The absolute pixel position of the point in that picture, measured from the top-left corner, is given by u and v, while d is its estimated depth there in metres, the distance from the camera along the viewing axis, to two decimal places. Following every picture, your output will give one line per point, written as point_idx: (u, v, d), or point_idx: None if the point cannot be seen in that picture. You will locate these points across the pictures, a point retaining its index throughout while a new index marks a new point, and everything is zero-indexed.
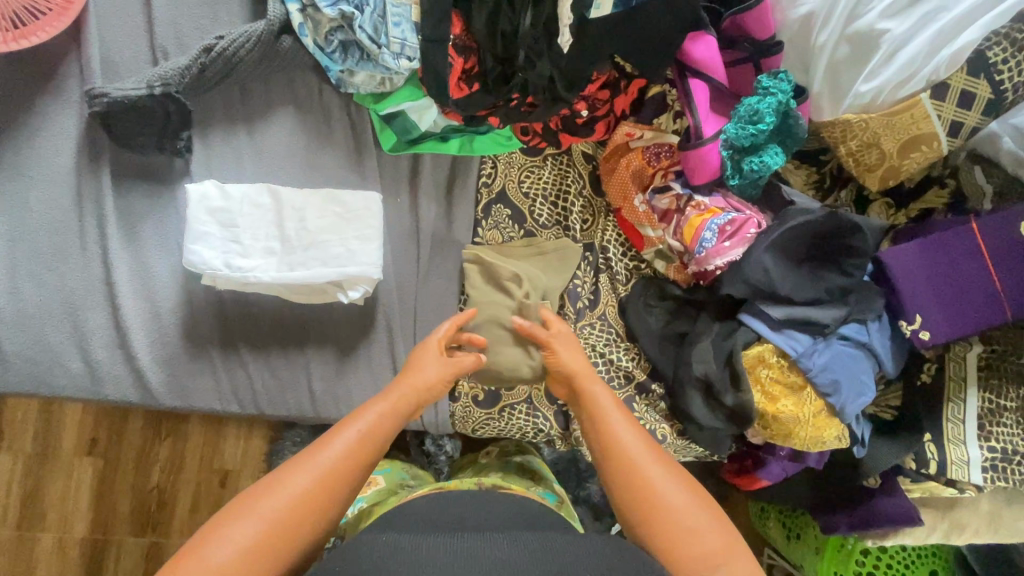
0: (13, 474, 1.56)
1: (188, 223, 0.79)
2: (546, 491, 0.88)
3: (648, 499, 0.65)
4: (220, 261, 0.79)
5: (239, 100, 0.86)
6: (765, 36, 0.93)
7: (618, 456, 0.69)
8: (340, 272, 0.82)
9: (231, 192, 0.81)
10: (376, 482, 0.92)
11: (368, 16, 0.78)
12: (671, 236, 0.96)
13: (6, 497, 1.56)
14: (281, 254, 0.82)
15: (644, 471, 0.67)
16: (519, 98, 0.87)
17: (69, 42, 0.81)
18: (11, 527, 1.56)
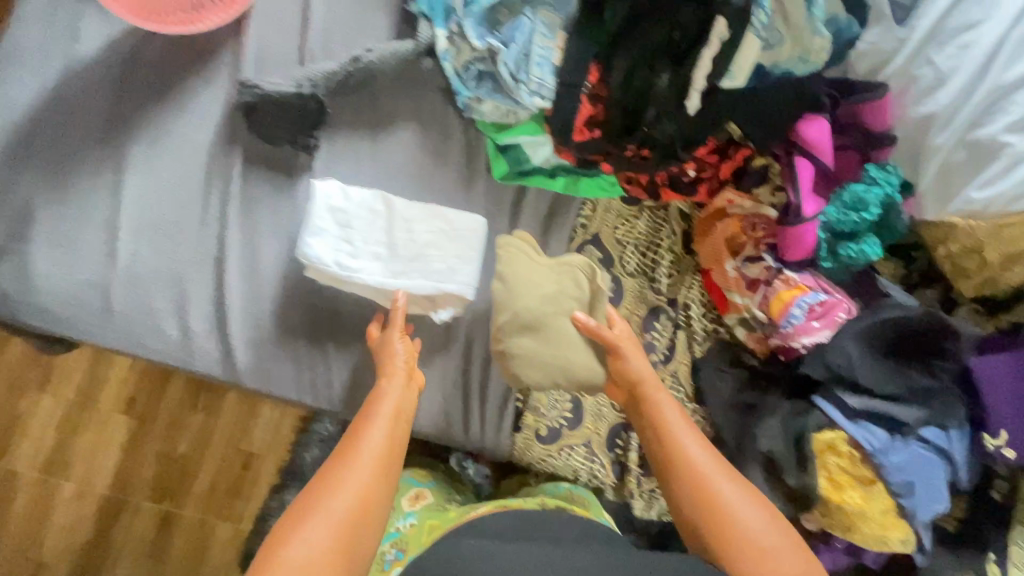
0: (52, 419, 1.60)
1: (308, 219, 0.82)
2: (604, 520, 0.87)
3: (705, 504, 0.70)
4: (332, 261, 0.82)
5: (367, 107, 0.90)
6: (880, 128, 0.95)
7: (684, 465, 0.74)
8: (440, 287, 0.85)
9: (352, 194, 0.84)
10: (426, 497, 0.96)
11: (513, 53, 0.81)
12: (757, 306, 0.97)
13: (40, 440, 1.60)
14: (386, 260, 0.84)
15: (710, 482, 0.71)
16: (634, 149, 0.88)
17: (228, 33, 0.86)
18: (38, 470, 1.59)
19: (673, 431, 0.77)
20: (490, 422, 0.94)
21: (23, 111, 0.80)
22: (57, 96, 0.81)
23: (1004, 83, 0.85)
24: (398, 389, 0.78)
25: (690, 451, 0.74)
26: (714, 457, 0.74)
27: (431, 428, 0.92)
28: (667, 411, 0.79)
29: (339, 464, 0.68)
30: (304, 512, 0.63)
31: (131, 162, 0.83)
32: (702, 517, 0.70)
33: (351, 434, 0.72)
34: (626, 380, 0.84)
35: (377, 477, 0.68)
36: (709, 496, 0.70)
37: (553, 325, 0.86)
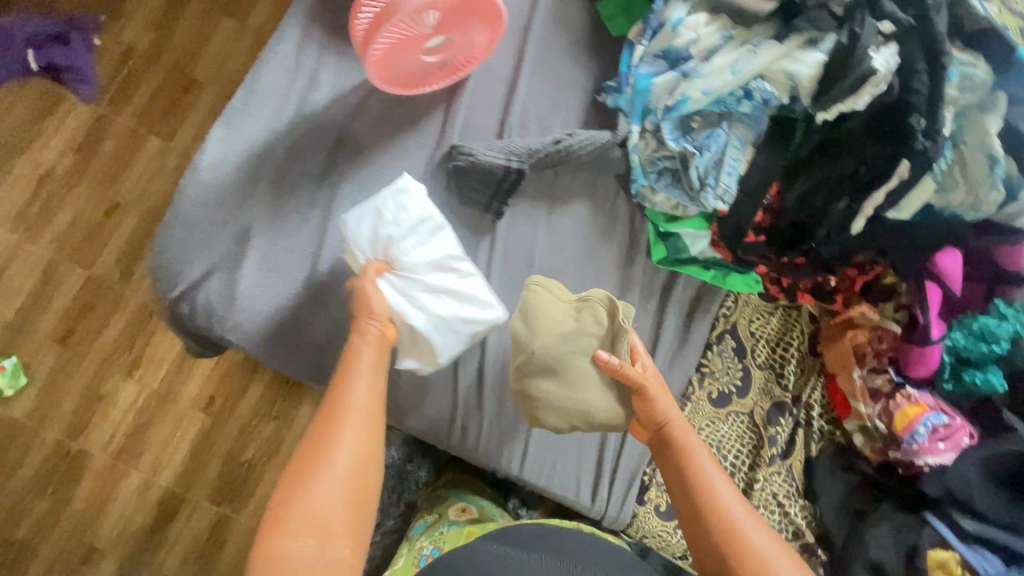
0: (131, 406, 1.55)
1: (370, 201, 0.82)
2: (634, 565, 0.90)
3: (739, 548, 0.72)
4: (372, 246, 0.82)
5: (549, 181, 0.97)
6: (1015, 267, 0.99)
7: (715, 511, 0.75)
8: (431, 332, 0.84)
9: (420, 208, 0.83)
10: (471, 510, 1.05)
11: (706, 159, 0.88)
12: (880, 417, 1.01)
13: (117, 424, 1.55)
14: (422, 280, 0.84)
15: (733, 528, 0.73)
16: (790, 258, 0.96)
17: (440, 98, 0.94)
18: (109, 454, 1.53)
19: (700, 474, 0.78)
20: (617, 492, 0.97)
21: (255, 143, 0.87)
22: (288, 135, 0.89)
23: None
24: (372, 352, 0.79)
25: (716, 492, 0.76)
26: (740, 505, 0.76)
27: (562, 490, 0.96)
28: (696, 451, 0.80)
29: (334, 426, 0.73)
30: (306, 476, 0.69)
31: (339, 203, 0.89)
32: (720, 553, 0.73)
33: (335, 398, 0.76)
34: (649, 421, 0.84)
35: (367, 442, 0.74)
36: (727, 538, 0.73)
37: (570, 366, 0.85)
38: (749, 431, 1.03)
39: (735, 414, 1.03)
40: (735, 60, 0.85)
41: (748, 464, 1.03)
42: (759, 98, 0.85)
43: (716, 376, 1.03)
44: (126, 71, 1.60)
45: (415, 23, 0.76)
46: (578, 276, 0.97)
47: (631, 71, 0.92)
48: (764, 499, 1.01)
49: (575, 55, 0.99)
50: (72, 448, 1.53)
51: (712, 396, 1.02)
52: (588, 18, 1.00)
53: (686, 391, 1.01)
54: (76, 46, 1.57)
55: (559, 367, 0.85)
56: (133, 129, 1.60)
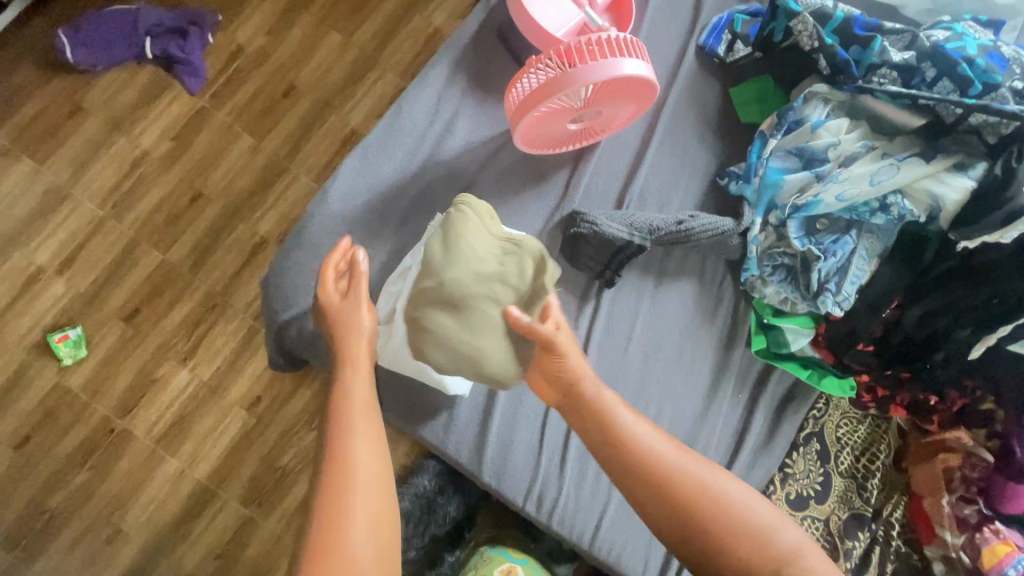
0: (180, 396, 1.39)
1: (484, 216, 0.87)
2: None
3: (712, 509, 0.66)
4: None
5: (660, 255, 0.97)
6: None
7: (671, 479, 0.68)
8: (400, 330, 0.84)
9: None
10: (517, 573, 1.03)
11: (830, 264, 0.87)
12: (965, 550, 0.97)
13: (162, 409, 1.39)
14: None
15: (671, 471, 0.68)
16: (897, 372, 0.94)
17: (567, 159, 0.95)
18: (151, 438, 1.37)
19: (620, 425, 0.71)
20: None
21: (387, 179, 0.89)
22: (417, 175, 0.90)
23: None
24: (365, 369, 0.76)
25: (640, 437, 0.70)
26: (667, 440, 0.71)
27: (631, 570, 0.92)
28: (621, 414, 0.72)
29: (343, 398, 0.73)
30: (335, 459, 0.67)
31: None
32: (672, 503, 0.67)
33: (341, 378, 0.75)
34: (563, 382, 0.74)
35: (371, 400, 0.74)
36: (675, 488, 0.67)
37: (474, 308, 0.73)
38: (824, 541, 0.99)
39: (811, 521, 0.99)
40: (876, 171, 0.85)
41: None
42: (896, 212, 0.85)
43: (796, 477, 1.00)
44: (231, 71, 1.49)
45: (571, 97, 0.78)
46: (675, 354, 0.96)
47: (761, 163, 0.92)
48: None
49: (702, 134, 0.99)
50: (117, 425, 1.36)
51: (791, 498, 0.99)
52: (719, 100, 1.01)
53: (767, 488, 0.98)
54: (192, 40, 1.46)
55: (461, 304, 0.73)
56: (232, 124, 1.48)
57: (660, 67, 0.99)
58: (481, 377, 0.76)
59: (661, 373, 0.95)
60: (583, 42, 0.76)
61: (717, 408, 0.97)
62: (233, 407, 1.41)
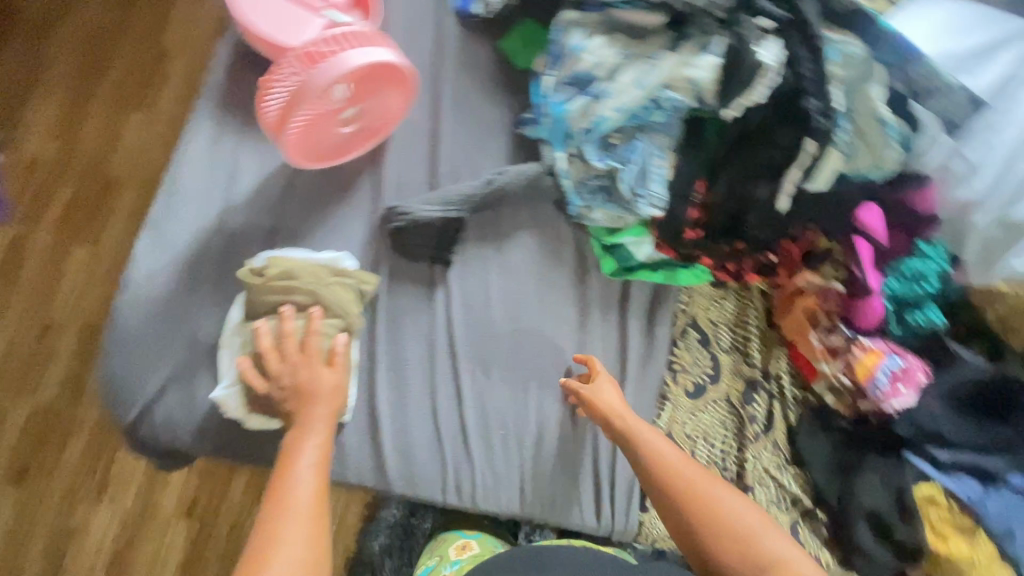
0: (108, 530, 1.28)
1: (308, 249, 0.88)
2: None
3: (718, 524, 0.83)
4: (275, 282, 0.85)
5: (491, 220, 0.99)
6: (927, 211, 1.08)
7: (688, 495, 0.85)
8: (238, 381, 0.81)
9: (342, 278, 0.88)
10: (472, 546, 1.07)
11: (632, 172, 0.93)
12: (843, 374, 1.06)
13: (93, 554, 1.28)
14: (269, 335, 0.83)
15: (688, 486, 0.86)
16: (730, 244, 1.00)
17: (366, 163, 0.95)
18: None
19: (647, 447, 0.88)
20: (620, 508, 0.98)
21: (187, 245, 0.85)
22: (218, 229, 0.87)
23: None
24: (326, 409, 0.77)
25: (666, 454, 0.88)
26: (686, 462, 0.88)
27: (567, 516, 0.96)
28: (655, 438, 0.89)
29: (298, 429, 0.75)
30: (280, 489, 0.70)
31: None
32: (690, 515, 0.85)
33: (299, 410, 0.77)
34: (600, 412, 0.91)
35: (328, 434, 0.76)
36: (693, 501, 0.85)
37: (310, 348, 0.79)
38: (730, 415, 1.07)
39: (713, 403, 1.07)
40: (639, 76, 0.90)
41: (735, 446, 1.07)
42: (668, 106, 0.90)
43: (688, 370, 1.06)
44: (34, 187, 1.39)
45: (326, 98, 0.78)
46: (539, 305, 0.99)
47: (545, 101, 0.96)
48: (757, 475, 1.06)
49: (489, 94, 1.01)
50: None
51: (688, 390, 1.05)
52: (494, 57, 1.03)
53: (663, 391, 1.03)
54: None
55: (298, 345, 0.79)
56: (55, 240, 1.37)
57: (425, 44, 1.00)
58: (246, 417, 0.81)
59: (532, 327, 0.98)
60: (315, 41, 0.76)
61: (594, 338, 1.01)
62: (171, 521, 1.29)
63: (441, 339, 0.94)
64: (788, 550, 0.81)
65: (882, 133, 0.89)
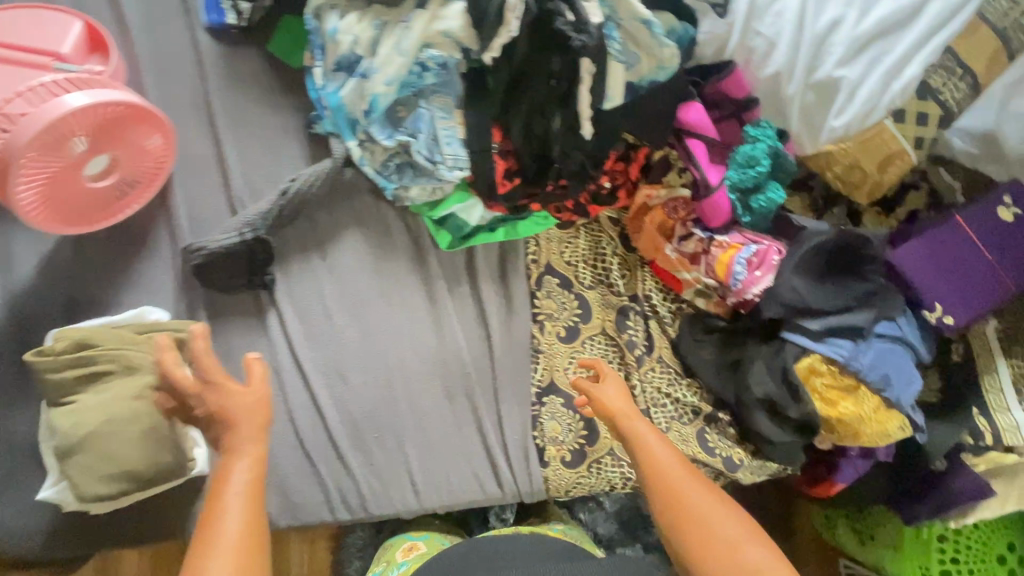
0: None
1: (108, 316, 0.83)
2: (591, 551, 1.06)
3: (702, 532, 0.80)
4: None
5: (308, 229, 0.96)
6: (742, 94, 1.08)
7: (677, 499, 0.83)
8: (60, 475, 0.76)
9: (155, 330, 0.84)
10: (417, 547, 1.04)
11: (422, 141, 0.90)
12: (705, 275, 1.07)
13: None
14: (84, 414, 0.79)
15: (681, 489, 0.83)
16: (553, 184, 0.98)
17: (156, 209, 0.90)
18: None
19: (645, 447, 0.87)
20: (518, 468, 0.99)
21: None
22: (12, 321, 0.82)
23: (819, 31, 1.01)
24: (249, 424, 0.70)
25: (662, 458, 0.86)
26: (682, 468, 0.86)
27: (469, 493, 0.97)
28: (650, 440, 0.88)
29: (229, 453, 0.69)
30: (213, 517, 0.65)
31: None
32: (677, 515, 0.82)
33: (224, 432, 0.71)
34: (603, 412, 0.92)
35: (261, 456, 0.70)
36: (684, 504, 0.82)
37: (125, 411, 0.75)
38: (609, 348, 1.07)
39: (590, 340, 1.07)
40: (396, 43, 0.87)
41: (623, 376, 1.07)
42: (434, 65, 0.87)
43: (556, 316, 1.06)
44: None
45: (59, 150, 0.74)
46: (382, 299, 0.97)
47: (321, 94, 0.92)
48: (649, 397, 1.06)
49: (270, 102, 0.97)
50: None
51: (562, 335, 1.05)
52: (265, 62, 0.98)
53: (533, 345, 1.03)
54: None
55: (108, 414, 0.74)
56: None
57: (187, 68, 0.95)
58: (87, 506, 0.77)
59: (380, 324, 0.96)
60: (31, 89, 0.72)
61: (448, 315, 0.99)
62: None
63: (286, 362, 0.91)
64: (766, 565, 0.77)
65: (649, 34, 0.88)
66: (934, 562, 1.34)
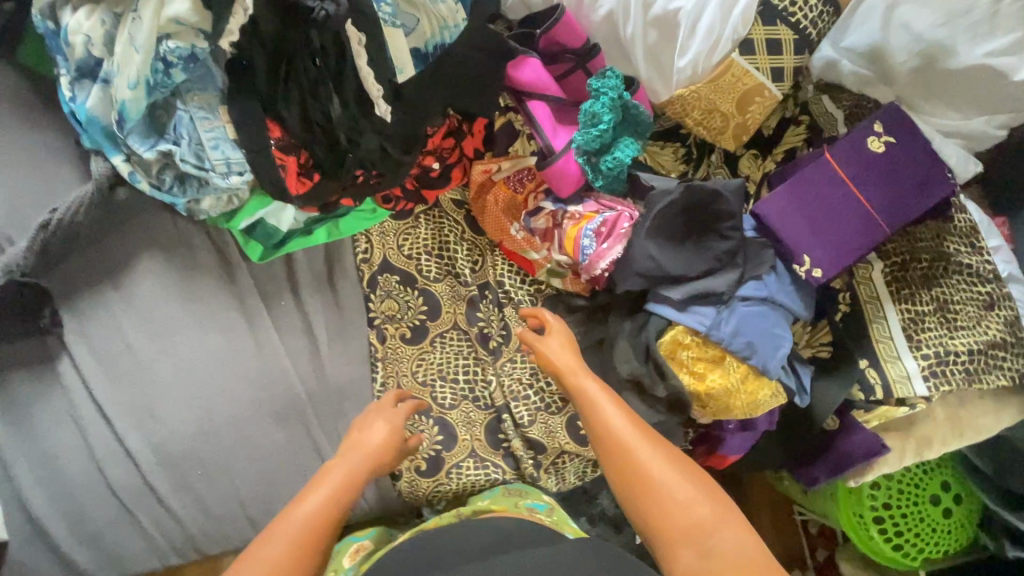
0: None
1: None
2: (536, 500, 0.90)
3: (651, 490, 0.70)
4: None
5: (94, 258, 0.86)
6: (580, 43, 0.95)
7: (624, 452, 0.74)
8: None
9: None
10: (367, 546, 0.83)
11: (187, 147, 0.80)
12: (556, 252, 0.98)
13: None
14: None
15: (628, 444, 0.74)
16: (362, 173, 0.87)
17: None
18: None
19: (591, 401, 0.80)
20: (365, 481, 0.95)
21: None
22: None
23: None
24: (373, 445, 0.80)
25: (610, 414, 0.78)
26: (635, 424, 0.76)
27: None
28: (596, 394, 0.80)
29: (337, 461, 0.76)
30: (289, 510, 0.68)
31: None
32: (625, 474, 0.73)
33: (350, 441, 0.81)
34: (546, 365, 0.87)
35: (360, 474, 0.76)
36: (632, 461, 0.73)
37: None
38: (462, 343, 0.99)
39: (439, 339, 0.98)
40: (130, 37, 0.74)
41: (478, 372, 0.99)
42: (177, 60, 0.75)
43: (398, 317, 0.97)
44: None
45: None
46: (190, 325, 0.88)
47: (70, 106, 0.80)
48: (508, 392, 0.98)
49: (34, 121, 0.86)
50: None
51: (407, 337, 0.97)
52: (22, 76, 0.86)
53: (371, 354, 0.95)
54: None
55: None
56: None
57: None
58: None
59: (191, 351, 0.87)
60: None
61: (269, 335, 0.91)
62: None
63: (87, 410, 0.84)
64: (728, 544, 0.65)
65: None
66: (871, 512, 1.15)
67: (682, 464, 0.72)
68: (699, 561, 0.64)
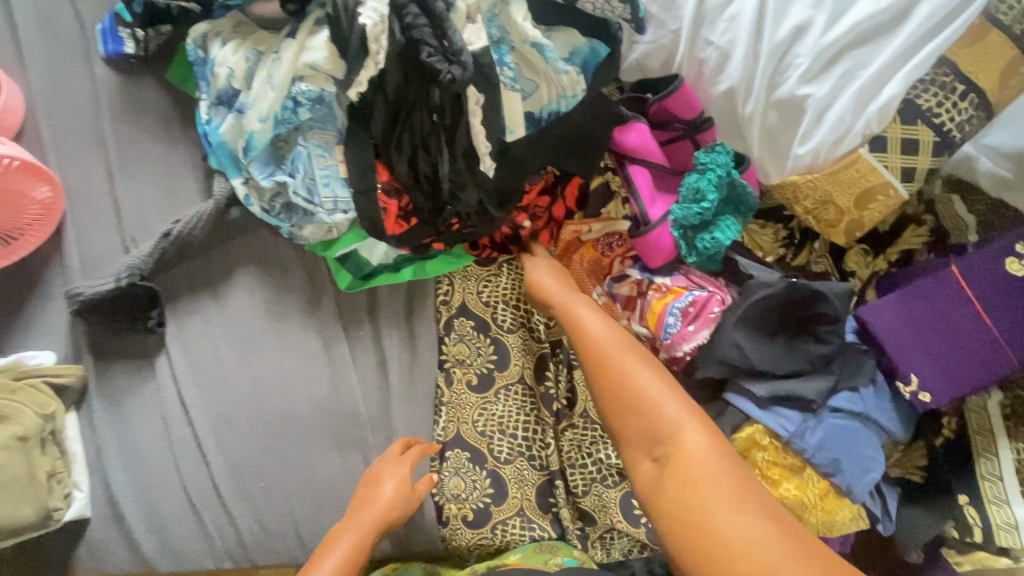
0: None
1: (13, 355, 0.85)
2: (568, 557, 0.87)
3: (619, 393, 0.66)
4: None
5: (202, 267, 0.92)
6: (692, 114, 0.91)
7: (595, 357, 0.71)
8: None
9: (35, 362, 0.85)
10: None
11: (301, 181, 0.85)
12: (637, 323, 0.95)
13: None
14: None
15: (601, 350, 0.71)
16: (456, 222, 0.89)
17: (50, 248, 0.90)
18: None
19: (574, 316, 0.77)
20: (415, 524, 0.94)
21: None
22: None
23: (780, 41, 0.84)
24: (380, 506, 0.81)
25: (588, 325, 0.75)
26: (612, 331, 0.73)
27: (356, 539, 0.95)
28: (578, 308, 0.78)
29: (345, 526, 0.79)
30: None
31: None
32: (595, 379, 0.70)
33: (362, 497, 0.83)
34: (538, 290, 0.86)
35: (368, 537, 0.77)
36: (601, 364, 0.69)
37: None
38: (524, 399, 0.97)
39: (504, 390, 0.97)
40: (269, 75, 0.80)
41: (538, 432, 0.97)
42: (306, 101, 0.80)
43: (467, 362, 0.97)
44: None
45: None
46: (273, 343, 0.92)
47: (205, 130, 0.87)
48: (568, 459, 0.96)
49: (168, 135, 0.93)
50: None
51: (473, 384, 0.96)
52: (165, 91, 0.93)
53: (438, 397, 0.96)
54: None
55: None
56: None
57: (80, 98, 0.92)
58: None
59: (271, 368, 0.92)
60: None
61: (344, 365, 0.94)
62: None
63: (174, 408, 0.90)
64: (696, 447, 0.59)
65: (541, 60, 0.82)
66: None
67: (655, 372, 0.67)
68: (660, 465, 0.61)
